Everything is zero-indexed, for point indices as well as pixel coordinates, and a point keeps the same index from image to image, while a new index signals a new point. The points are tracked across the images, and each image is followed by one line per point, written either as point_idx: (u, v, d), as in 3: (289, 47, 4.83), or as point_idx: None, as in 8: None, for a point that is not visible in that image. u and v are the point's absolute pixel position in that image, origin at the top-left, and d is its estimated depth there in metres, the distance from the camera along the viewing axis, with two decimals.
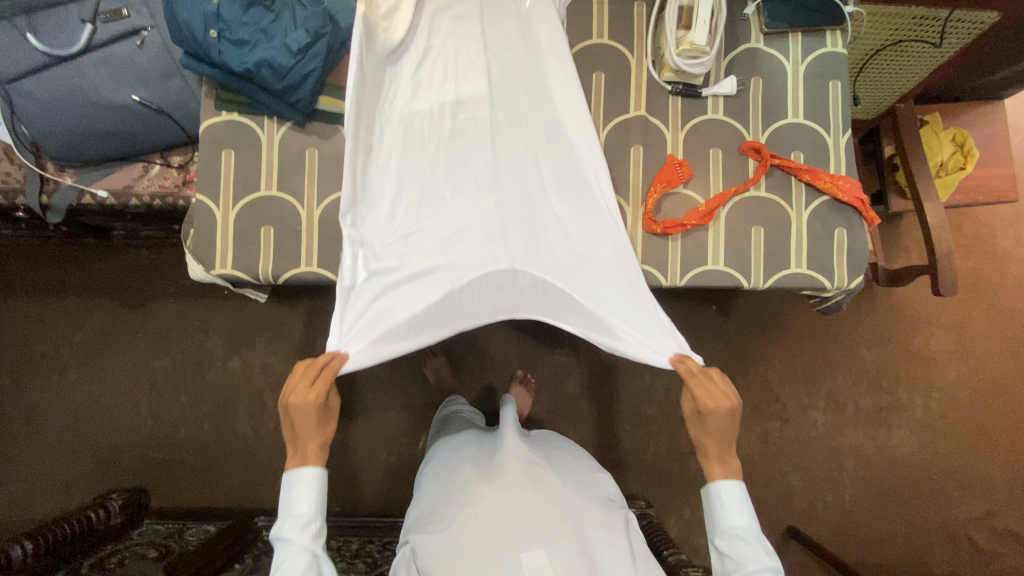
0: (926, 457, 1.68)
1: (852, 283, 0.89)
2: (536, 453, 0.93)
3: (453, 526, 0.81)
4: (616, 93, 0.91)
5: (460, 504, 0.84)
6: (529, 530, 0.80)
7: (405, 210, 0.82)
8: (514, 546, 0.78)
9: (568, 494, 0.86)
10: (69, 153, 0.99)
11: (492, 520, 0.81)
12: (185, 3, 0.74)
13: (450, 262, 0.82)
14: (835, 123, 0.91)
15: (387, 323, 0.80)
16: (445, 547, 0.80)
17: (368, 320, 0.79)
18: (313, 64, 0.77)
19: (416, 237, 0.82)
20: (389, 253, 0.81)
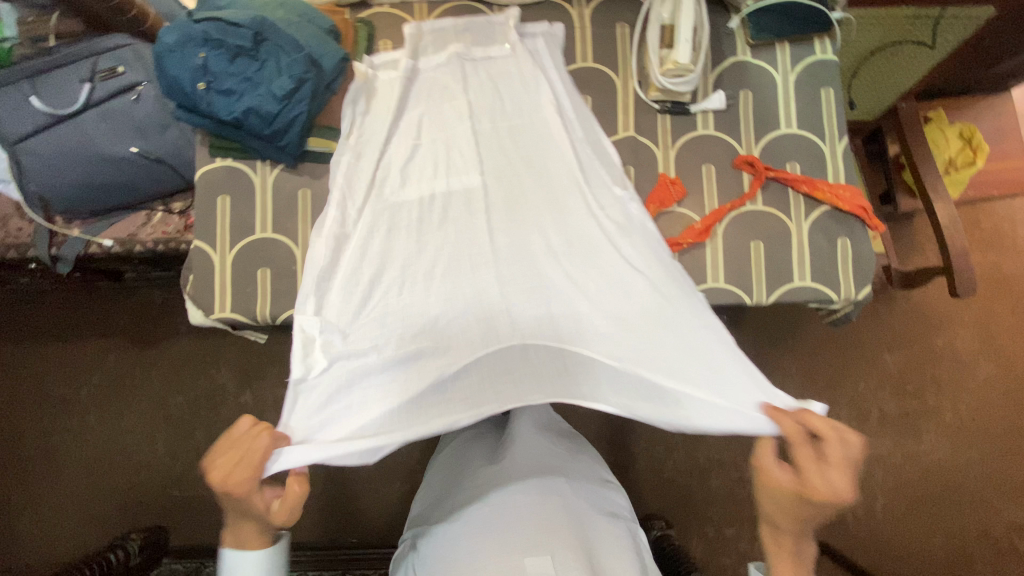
0: (960, 463, 1.61)
1: (860, 294, 0.86)
2: (550, 450, 0.90)
3: (454, 521, 0.79)
4: (604, 115, 0.90)
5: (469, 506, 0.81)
6: (528, 541, 0.74)
7: (386, 307, 0.76)
8: (514, 550, 0.73)
9: (578, 499, 0.82)
10: (75, 206, 1.01)
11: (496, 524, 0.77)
12: (173, 59, 0.76)
13: (440, 351, 0.74)
14: (831, 131, 0.89)
15: (363, 418, 0.68)
16: (443, 544, 0.77)
17: (344, 413, 0.69)
18: (299, 108, 0.79)
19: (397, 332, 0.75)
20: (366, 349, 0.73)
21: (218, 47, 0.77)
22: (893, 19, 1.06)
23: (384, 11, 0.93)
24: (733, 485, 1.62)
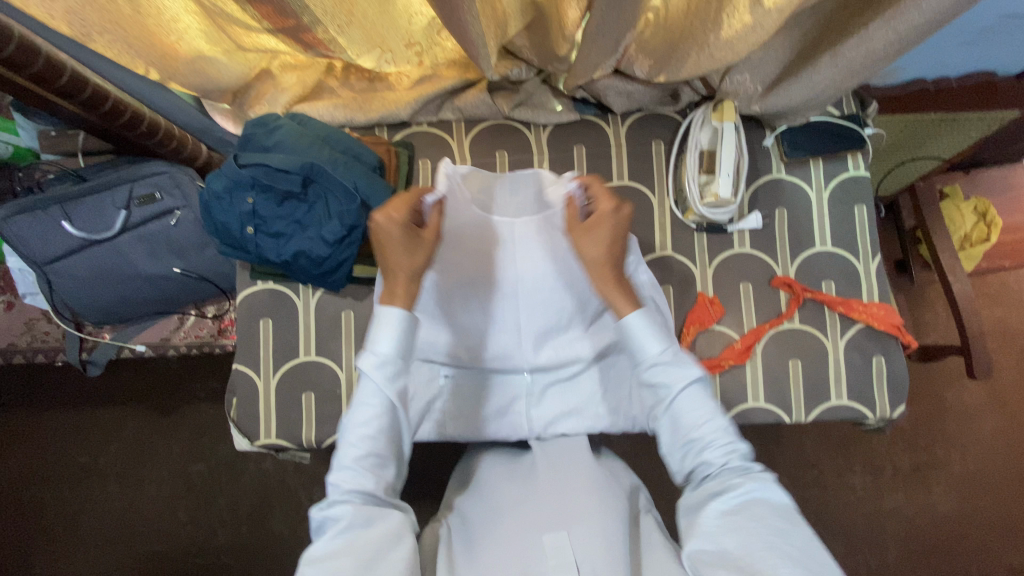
0: (968, 513, 1.69)
1: (893, 412, 0.88)
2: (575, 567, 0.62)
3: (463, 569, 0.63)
4: (643, 234, 0.91)
5: (483, 503, 0.73)
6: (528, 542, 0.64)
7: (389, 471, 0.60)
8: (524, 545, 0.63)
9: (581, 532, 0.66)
10: (107, 316, 1.01)
11: (512, 504, 0.70)
12: (221, 205, 0.76)
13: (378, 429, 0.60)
14: (864, 249, 0.91)
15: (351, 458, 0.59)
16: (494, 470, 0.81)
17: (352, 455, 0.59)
18: (349, 251, 0.79)
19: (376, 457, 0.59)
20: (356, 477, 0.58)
21: (266, 191, 0.77)
22: (909, 133, 1.08)
23: (422, 130, 0.93)
24: None
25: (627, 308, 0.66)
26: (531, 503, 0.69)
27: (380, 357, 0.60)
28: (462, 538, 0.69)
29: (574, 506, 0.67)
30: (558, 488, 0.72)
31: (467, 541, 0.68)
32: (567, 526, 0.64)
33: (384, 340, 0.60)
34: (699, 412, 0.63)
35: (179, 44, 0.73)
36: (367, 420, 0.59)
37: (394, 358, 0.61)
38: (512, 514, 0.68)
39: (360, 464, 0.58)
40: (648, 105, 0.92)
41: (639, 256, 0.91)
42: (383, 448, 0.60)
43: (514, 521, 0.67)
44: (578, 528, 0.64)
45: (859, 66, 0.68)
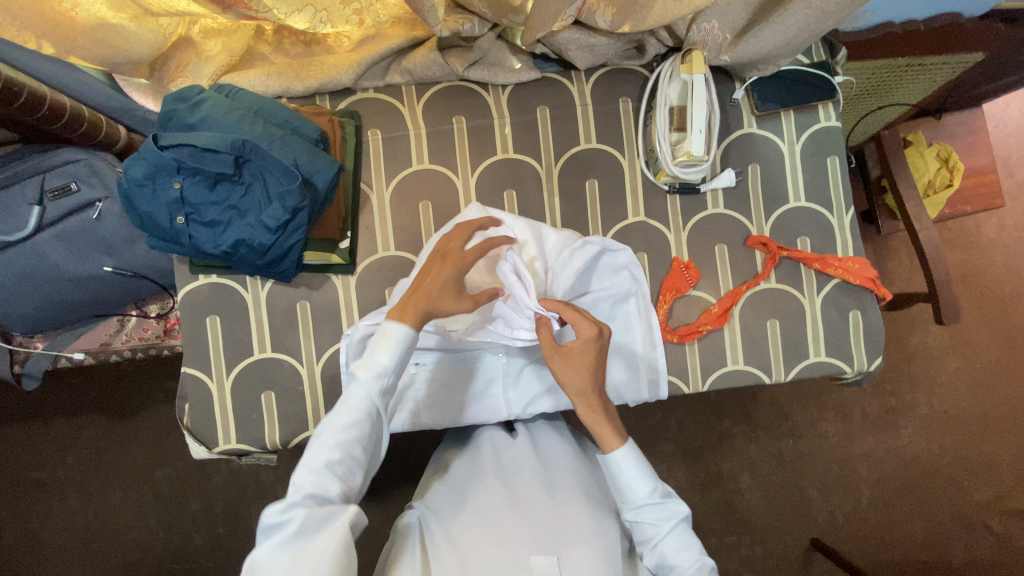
0: (934, 451, 1.76)
1: (871, 364, 0.87)
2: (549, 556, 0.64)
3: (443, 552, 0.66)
4: (614, 199, 0.87)
5: (469, 505, 0.72)
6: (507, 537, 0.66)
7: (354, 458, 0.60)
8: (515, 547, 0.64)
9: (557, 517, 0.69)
10: (38, 326, 0.91)
11: (498, 512, 0.69)
12: (143, 193, 0.67)
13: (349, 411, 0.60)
14: (838, 201, 0.89)
15: (322, 457, 0.59)
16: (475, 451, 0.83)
17: (321, 452, 0.59)
18: (295, 237, 0.71)
19: (345, 453, 0.60)
20: (318, 479, 0.58)
21: (195, 175, 0.68)
22: (878, 81, 1.06)
23: (369, 97, 0.85)
24: (732, 496, 1.71)
25: (615, 443, 0.71)
26: (524, 518, 0.68)
27: (377, 370, 0.61)
28: (440, 540, 0.68)
29: (568, 528, 0.67)
30: (549, 501, 0.71)
31: (448, 534, 0.69)
32: (559, 552, 0.64)
33: (381, 356, 0.61)
34: (674, 540, 0.69)
35: (76, 13, 0.63)
36: (348, 425, 0.60)
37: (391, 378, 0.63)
38: (501, 525, 0.67)
39: (332, 469, 0.59)
40: (612, 60, 0.87)
41: (610, 222, 0.87)
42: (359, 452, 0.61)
43: (504, 535, 0.66)
44: (569, 556, 0.64)
45: (835, 7, 0.66)
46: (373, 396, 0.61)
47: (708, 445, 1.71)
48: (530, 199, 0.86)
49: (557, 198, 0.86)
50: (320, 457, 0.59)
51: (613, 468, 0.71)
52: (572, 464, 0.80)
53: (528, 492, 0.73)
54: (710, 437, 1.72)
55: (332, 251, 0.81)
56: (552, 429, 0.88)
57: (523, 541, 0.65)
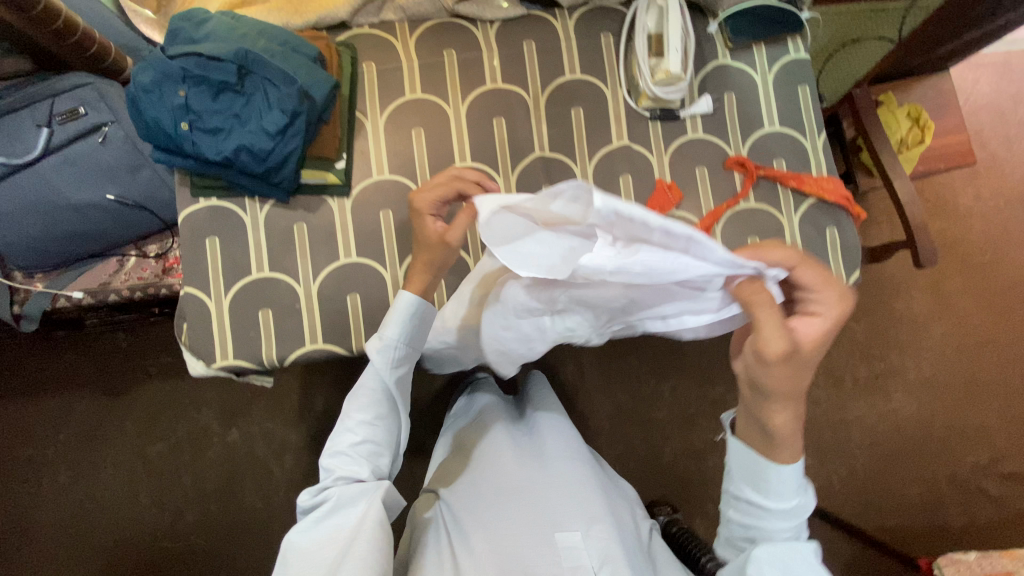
0: (925, 415, 1.78)
1: (849, 279, 0.91)
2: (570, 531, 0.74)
3: (470, 536, 0.76)
4: (598, 124, 0.91)
5: (490, 490, 0.81)
6: (530, 518, 0.76)
7: (372, 443, 0.73)
8: (540, 530, 0.74)
9: (569, 497, 0.78)
10: (40, 260, 0.92)
11: (521, 497, 0.79)
12: (149, 99, 0.71)
13: (367, 391, 0.75)
14: (810, 126, 0.94)
15: (348, 442, 0.72)
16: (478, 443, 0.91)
17: (349, 432, 0.73)
18: (293, 143, 0.75)
19: (370, 438, 0.73)
20: (346, 461, 0.72)
21: (199, 84, 0.72)
22: None
23: (364, 32, 0.90)
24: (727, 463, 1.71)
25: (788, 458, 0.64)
26: (545, 502, 0.78)
27: (381, 349, 0.74)
28: (466, 520, 0.78)
29: (581, 508, 0.77)
30: (561, 486, 0.80)
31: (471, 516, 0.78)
32: (580, 527, 0.74)
33: (381, 335, 0.75)
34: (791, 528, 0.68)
35: None
36: (368, 401, 0.74)
37: (398, 355, 0.75)
38: (521, 511, 0.77)
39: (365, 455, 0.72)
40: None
41: (596, 146, 0.91)
42: (385, 436, 0.74)
43: (531, 517, 0.76)
44: (588, 531, 0.74)
45: None
46: (382, 374, 0.74)
47: (702, 412, 1.72)
48: (518, 126, 0.90)
49: (544, 124, 0.91)
50: (347, 439, 0.73)
51: (776, 463, 0.64)
52: (573, 450, 0.88)
53: (548, 476, 0.82)
54: (704, 404, 1.73)
55: (328, 170, 0.85)
56: (555, 417, 0.97)
57: (546, 521, 0.75)
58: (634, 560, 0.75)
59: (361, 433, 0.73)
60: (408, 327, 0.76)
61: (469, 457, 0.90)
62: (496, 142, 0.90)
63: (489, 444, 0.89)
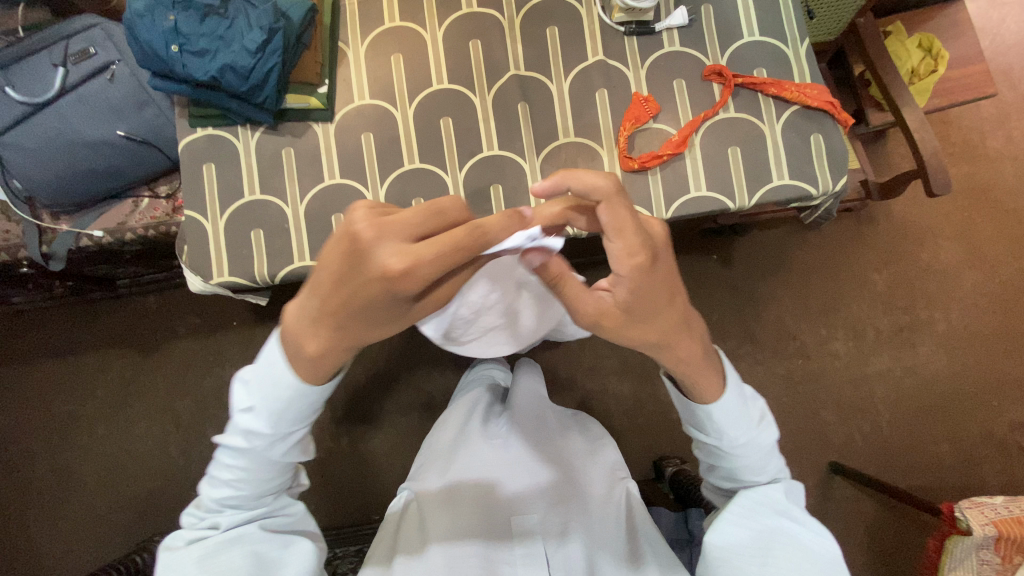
0: (956, 370, 1.68)
1: (837, 185, 0.88)
2: (530, 517, 0.77)
3: (427, 536, 0.77)
4: (574, 42, 0.92)
5: (447, 485, 0.81)
6: (491, 512, 0.78)
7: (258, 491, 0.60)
8: (501, 520, 0.77)
9: (531, 487, 0.81)
10: (61, 200, 1.00)
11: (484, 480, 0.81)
12: (143, 24, 0.77)
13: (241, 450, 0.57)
14: (792, 35, 0.91)
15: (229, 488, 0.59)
16: (437, 438, 0.90)
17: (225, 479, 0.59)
18: (273, 61, 0.79)
19: (255, 485, 0.59)
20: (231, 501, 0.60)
21: (187, 9, 0.78)
22: None
23: None
24: None
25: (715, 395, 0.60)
26: (507, 486, 0.81)
27: (251, 418, 0.56)
28: (428, 504, 0.80)
29: (542, 497, 0.79)
30: (523, 473, 0.82)
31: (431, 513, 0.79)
32: (541, 514, 0.78)
33: (255, 421, 0.56)
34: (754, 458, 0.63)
35: None
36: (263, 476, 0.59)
37: (288, 436, 0.58)
38: (480, 504, 0.79)
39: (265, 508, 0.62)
40: None
41: (572, 63, 0.92)
42: (274, 489, 0.61)
43: (492, 501, 0.79)
44: (547, 520, 0.77)
45: None
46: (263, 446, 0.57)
47: None
48: (494, 48, 0.92)
49: (519, 45, 0.92)
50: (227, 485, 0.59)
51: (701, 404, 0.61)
52: (535, 434, 0.88)
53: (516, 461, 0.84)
54: None
55: (311, 95, 0.89)
56: (530, 392, 0.96)
57: (506, 506, 0.79)
58: (590, 536, 0.78)
59: (239, 482, 0.59)
60: (293, 410, 0.56)
61: (429, 455, 0.89)
62: (473, 65, 0.92)
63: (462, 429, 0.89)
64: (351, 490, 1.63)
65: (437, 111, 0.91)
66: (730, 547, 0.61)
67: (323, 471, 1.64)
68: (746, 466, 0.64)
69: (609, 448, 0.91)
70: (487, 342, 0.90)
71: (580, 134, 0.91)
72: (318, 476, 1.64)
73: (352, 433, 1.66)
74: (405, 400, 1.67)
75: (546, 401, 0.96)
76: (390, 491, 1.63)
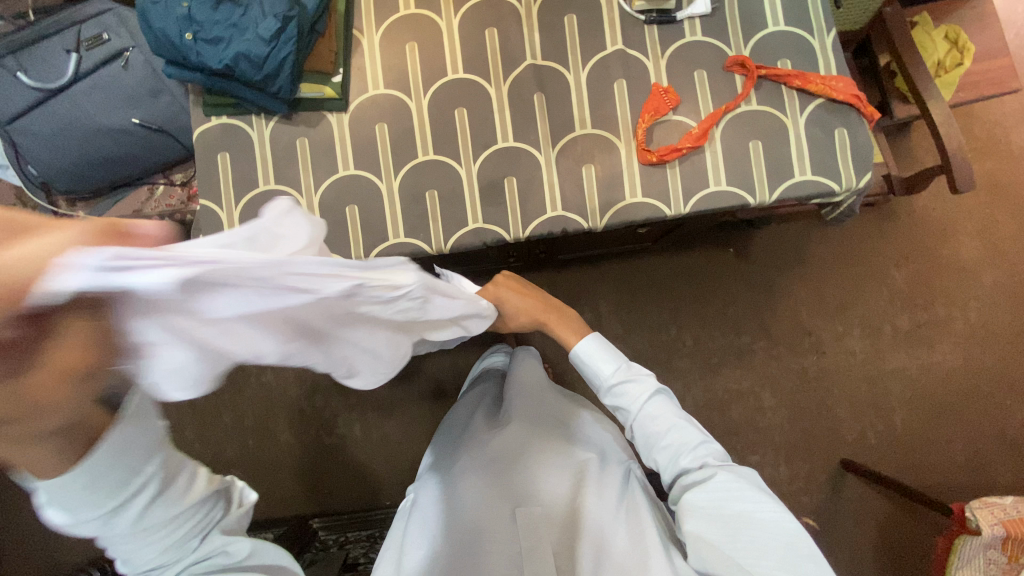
0: (972, 369, 1.65)
1: (861, 182, 0.86)
2: (550, 483, 0.78)
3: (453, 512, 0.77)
4: (592, 31, 0.90)
5: (466, 465, 0.82)
6: (511, 481, 0.78)
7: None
8: (521, 487, 0.77)
9: (546, 454, 0.81)
10: (78, 186, 1.00)
11: (483, 470, 0.80)
12: (157, 11, 0.76)
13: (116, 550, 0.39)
14: (818, 25, 0.88)
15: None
16: (451, 435, 0.92)
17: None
18: (287, 49, 0.78)
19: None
20: None
21: None
22: None
23: None
24: (753, 414, 1.65)
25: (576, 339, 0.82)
26: (523, 457, 0.81)
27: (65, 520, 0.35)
28: (431, 503, 0.80)
29: (557, 466, 0.80)
30: (535, 442, 0.83)
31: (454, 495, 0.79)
32: (559, 482, 0.78)
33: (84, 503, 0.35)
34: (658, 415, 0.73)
35: None
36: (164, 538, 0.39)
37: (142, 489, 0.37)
38: (500, 475, 0.79)
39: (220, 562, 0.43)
40: None
41: (591, 52, 0.90)
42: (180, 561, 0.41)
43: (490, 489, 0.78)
44: (565, 486, 0.77)
45: None
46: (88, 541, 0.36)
47: (725, 361, 1.68)
48: (510, 37, 0.90)
49: (536, 34, 0.90)
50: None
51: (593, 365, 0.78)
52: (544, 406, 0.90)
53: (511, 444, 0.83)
54: (728, 353, 1.68)
55: (326, 84, 0.88)
56: (523, 377, 0.95)
57: (504, 490, 0.77)
58: (599, 520, 0.74)
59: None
60: (79, 494, 0.34)
61: (446, 449, 0.90)
62: (489, 54, 0.90)
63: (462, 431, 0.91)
64: (362, 477, 1.65)
65: (452, 101, 0.90)
66: (707, 529, 0.63)
67: (334, 456, 1.66)
68: (661, 424, 0.72)
69: (606, 429, 0.91)
70: (382, 367, 0.54)
71: (597, 126, 0.89)
72: (330, 462, 1.66)
73: (364, 420, 1.67)
74: (416, 389, 1.68)
75: (542, 386, 0.95)
76: (401, 478, 1.65)
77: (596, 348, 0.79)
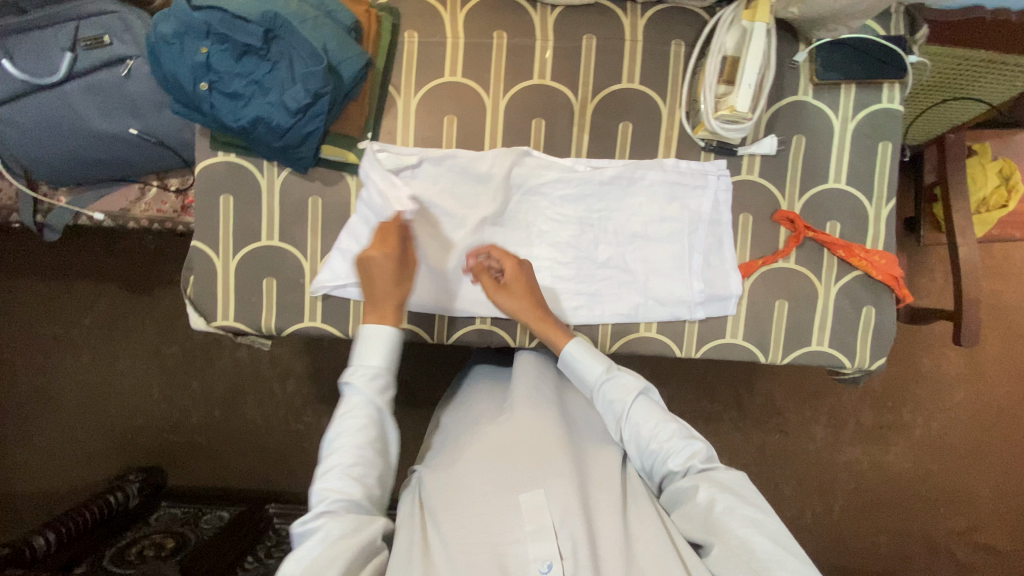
0: (920, 474, 1.66)
1: (872, 364, 0.85)
2: (552, 470, 0.65)
3: (447, 498, 0.66)
4: (645, 145, 0.83)
5: (465, 449, 0.71)
6: (511, 468, 0.66)
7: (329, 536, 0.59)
8: (518, 474, 0.66)
9: (550, 437, 0.69)
10: (63, 179, 0.92)
11: (485, 459, 0.68)
12: (171, 53, 0.67)
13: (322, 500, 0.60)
14: (879, 191, 0.83)
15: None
16: (456, 416, 0.79)
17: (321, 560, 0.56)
18: (313, 124, 0.71)
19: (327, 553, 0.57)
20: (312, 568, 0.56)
21: (223, 42, 0.68)
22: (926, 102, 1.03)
23: None
24: None
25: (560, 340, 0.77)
26: (522, 440, 0.69)
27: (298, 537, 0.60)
28: (431, 495, 0.68)
29: (555, 450, 0.67)
30: (539, 425, 0.70)
31: (448, 480, 0.68)
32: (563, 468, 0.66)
33: (373, 353, 0.68)
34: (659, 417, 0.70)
35: None
36: (358, 431, 0.65)
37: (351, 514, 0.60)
38: (499, 461, 0.67)
39: (356, 462, 0.63)
40: None
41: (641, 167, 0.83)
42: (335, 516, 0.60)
43: (489, 475, 0.66)
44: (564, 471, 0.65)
45: None
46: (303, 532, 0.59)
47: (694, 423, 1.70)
48: (558, 132, 0.83)
49: (586, 135, 0.83)
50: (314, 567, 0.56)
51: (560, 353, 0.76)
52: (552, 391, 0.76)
53: (518, 431, 0.70)
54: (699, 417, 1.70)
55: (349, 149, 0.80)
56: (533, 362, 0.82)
57: (500, 479, 0.66)
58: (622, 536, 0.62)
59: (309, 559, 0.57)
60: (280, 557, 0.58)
61: (455, 428, 0.78)
62: (532, 146, 0.83)
63: (466, 415, 0.78)
64: None
65: None
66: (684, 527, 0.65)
67: None
68: (637, 426, 0.70)
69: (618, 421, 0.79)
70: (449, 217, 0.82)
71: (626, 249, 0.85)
72: None
73: None
74: None
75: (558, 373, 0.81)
76: None
77: (584, 350, 0.75)
